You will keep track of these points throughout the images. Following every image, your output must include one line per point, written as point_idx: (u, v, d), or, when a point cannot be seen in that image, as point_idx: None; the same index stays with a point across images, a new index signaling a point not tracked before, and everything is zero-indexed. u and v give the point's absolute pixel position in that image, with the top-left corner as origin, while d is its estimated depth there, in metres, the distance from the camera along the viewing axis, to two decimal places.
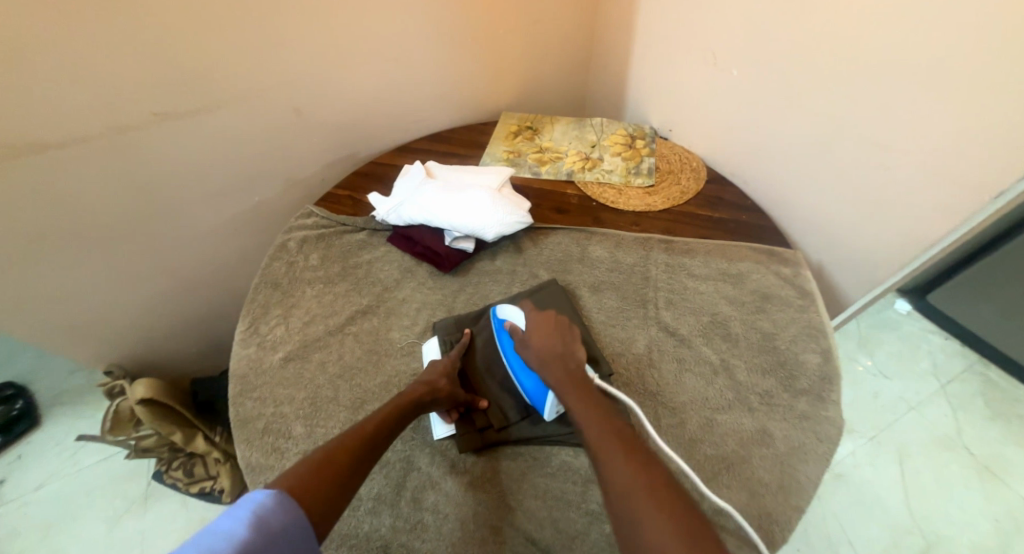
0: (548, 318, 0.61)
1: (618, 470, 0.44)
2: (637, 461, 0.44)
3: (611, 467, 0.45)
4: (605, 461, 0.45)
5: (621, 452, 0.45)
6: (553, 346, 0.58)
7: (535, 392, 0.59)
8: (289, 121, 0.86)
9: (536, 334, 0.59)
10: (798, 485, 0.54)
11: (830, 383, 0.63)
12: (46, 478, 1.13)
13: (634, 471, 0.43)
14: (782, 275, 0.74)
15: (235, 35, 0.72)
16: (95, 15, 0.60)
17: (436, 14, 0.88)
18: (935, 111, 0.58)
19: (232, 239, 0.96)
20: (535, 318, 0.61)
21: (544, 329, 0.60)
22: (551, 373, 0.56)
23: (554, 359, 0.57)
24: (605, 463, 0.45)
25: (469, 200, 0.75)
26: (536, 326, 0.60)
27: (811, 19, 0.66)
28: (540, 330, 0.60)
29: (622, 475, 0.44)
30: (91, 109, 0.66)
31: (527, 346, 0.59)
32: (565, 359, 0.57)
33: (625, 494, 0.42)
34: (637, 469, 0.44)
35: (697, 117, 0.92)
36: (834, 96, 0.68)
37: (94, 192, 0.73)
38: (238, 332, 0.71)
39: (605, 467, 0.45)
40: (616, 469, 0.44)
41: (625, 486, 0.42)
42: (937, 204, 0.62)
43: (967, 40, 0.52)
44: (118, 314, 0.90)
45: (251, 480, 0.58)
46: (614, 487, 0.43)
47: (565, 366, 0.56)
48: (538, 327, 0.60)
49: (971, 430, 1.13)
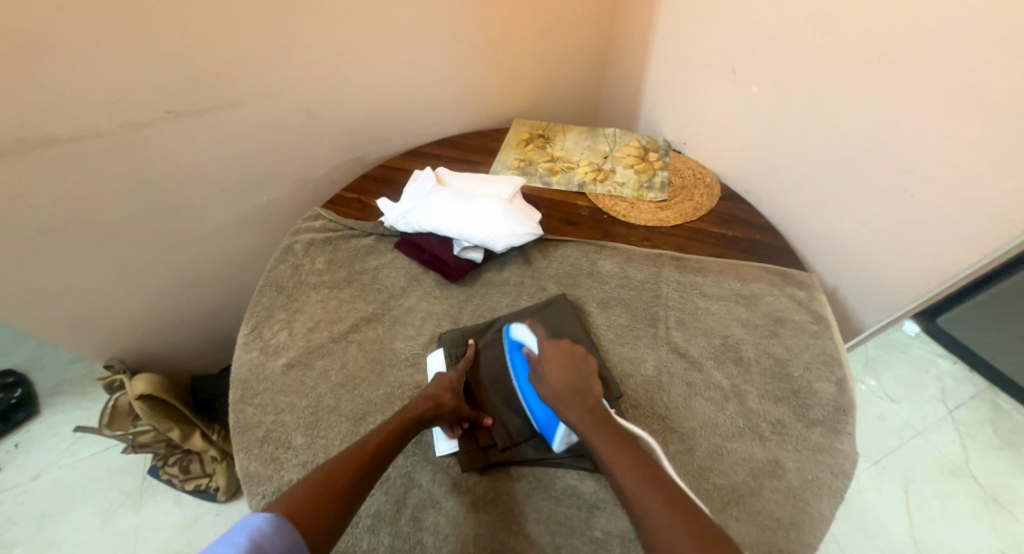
0: (561, 349, 0.60)
1: (660, 518, 0.42)
2: (678, 509, 0.43)
3: (651, 514, 0.43)
4: (644, 507, 0.43)
5: (662, 500, 0.43)
6: (571, 380, 0.56)
7: (545, 420, 0.58)
8: (300, 121, 0.85)
9: (550, 366, 0.58)
10: (810, 522, 0.53)
11: (845, 414, 0.61)
12: (41, 469, 1.12)
13: (678, 522, 0.41)
14: (795, 298, 0.73)
15: (249, 35, 0.71)
16: (108, 10, 0.59)
17: (452, 18, 0.86)
18: (961, 141, 0.56)
19: (238, 237, 0.95)
20: (551, 349, 0.59)
21: (560, 362, 0.58)
22: (568, 408, 0.54)
23: (572, 391, 0.55)
24: (645, 511, 0.43)
25: (480, 211, 0.74)
26: (551, 356, 0.59)
27: (835, 37, 0.65)
28: (557, 363, 0.58)
29: (665, 525, 0.42)
30: (101, 106, 0.66)
31: (541, 380, 0.57)
32: (583, 393, 0.55)
33: (674, 552, 0.40)
34: (680, 518, 0.42)
35: (712, 132, 0.91)
36: (855, 118, 0.66)
37: (103, 187, 0.73)
38: (241, 335, 0.70)
39: (646, 515, 0.43)
40: (660, 519, 0.42)
41: (669, 536, 0.41)
42: (961, 236, 0.61)
43: (998, 68, 0.51)
44: (120, 309, 0.89)
45: (248, 490, 0.56)
46: (659, 540, 0.41)
47: (584, 401, 0.54)
48: (553, 359, 0.58)
49: (977, 458, 1.11)
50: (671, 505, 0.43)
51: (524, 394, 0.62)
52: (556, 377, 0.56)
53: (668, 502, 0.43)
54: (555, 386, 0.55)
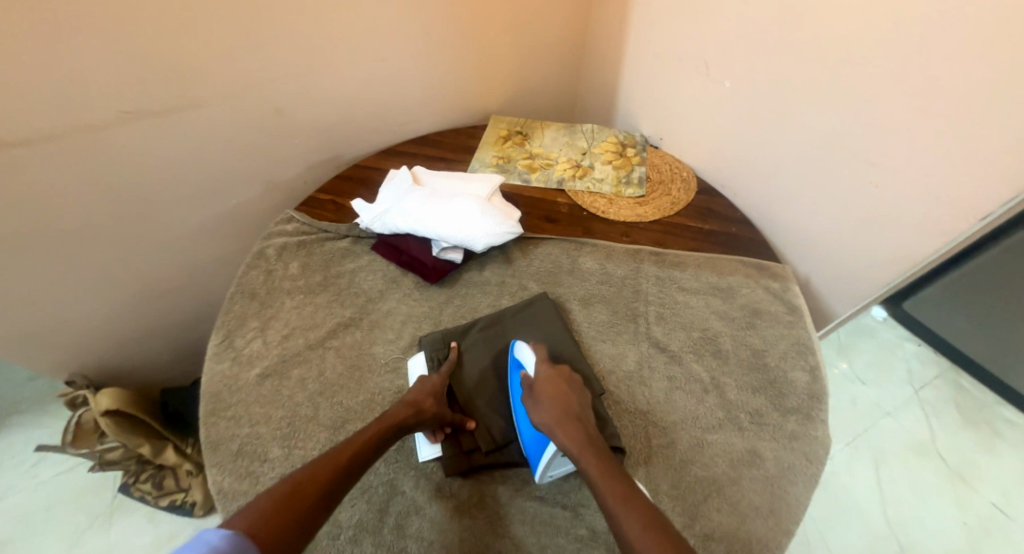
0: (559, 376, 0.59)
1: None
2: (676, 548, 0.41)
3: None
4: (642, 546, 0.41)
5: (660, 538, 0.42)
6: (567, 408, 0.55)
7: (533, 445, 0.56)
8: (269, 121, 0.82)
9: (546, 389, 0.57)
10: (788, 508, 0.54)
11: (819, 402, 0.63)
12: (1, 491, 1.06)
13: None
14: (771, 290, 0.74)
15: (212, 31, 0.68)
16: (57, 4, 0.55)
17: (425, 13, 0.85)
18: (926, 132, 0.58)
19: (207, 242, 0.91)
20: (547, 373, 0.59)
21: (555, 389, 0.57)
22: (562, 432, 0.52)
23: (566, 418, 0.54)
24: (643, 550, 0.41)
25: (458, 211, 0.73)
26: (547, 381, 0.58)
27: (805, 30, 0.66)
28: (553, 391, 0.57)
29: None
30: (53, 108, 0.62)
31: (536, 402, 0.56)
32: (578, 420, 0.54)
33: None
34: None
35: (687, 126, 0.92)
36: (826, 111, 0.68)
37: (57, 194, 0.69)
38: (212, 346, 0.67)
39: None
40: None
41: None
42: (927, 225, 0.63)
43: (962, 60, 0.52)
44: (82, 321, 0.85)
45: (222, 507, 0.54)
46: None
47: (580, 429, 0.53)
48: (551, 383, 0.57)
49: (942, 435, 1.16)
50: (671, 544, 0.41)
51: (516, 415, 0.60)
52: (552, 402, 0.55)
53: (667, 542, 0.41)
54: (549, 409, 0.54)
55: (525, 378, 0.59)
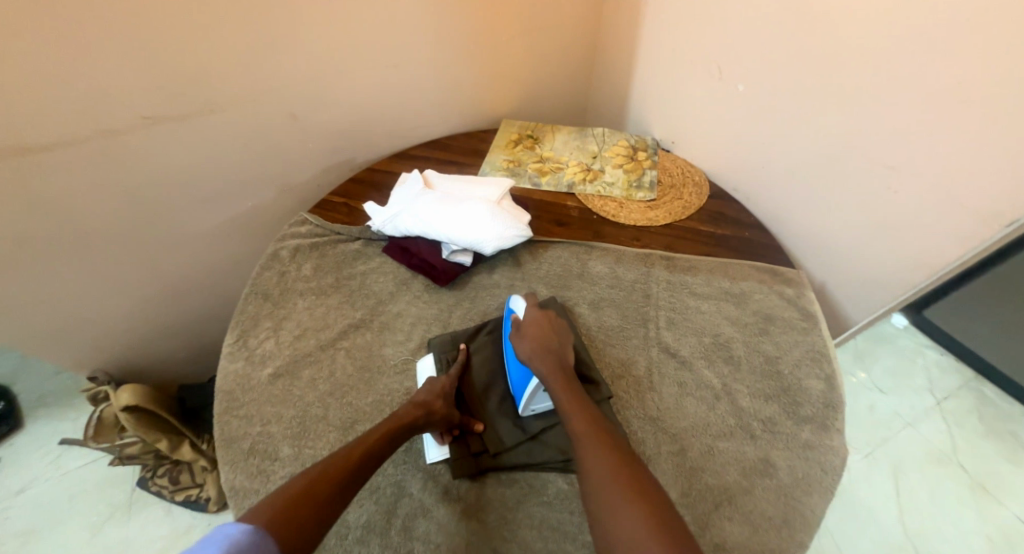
0: (545, 316, 0.64)
1: (597, 456, 0.46)
2: (615, 451, 0.47)
3: (590, 452, 0.47)
4: (586, 446, 0.48)
5: (604, 442, 0.48)
6: (546, 343, 0.60)
7: (518, 380, 0.62)
8: (284, 126, 0.84)
9: (531, 325, 0.62)
10: (802, 520, 0.53)
11: (835, 411, 0.61)
12: (25, 483, 1.09)
13: (614, 459, 0.46)
14: (785, 296, 0.73)
15: (229, 38, 0.69)
16: (82, 13, 0.57)
17: (437, 19, 0.85)
18: (946, 136, 0.56)
19: (223, 243, 0.93)
20: (535, 316, 0.64)
21: (540, 327, 0.62)
22: (539, 360, 0.58)
23: (545, 348, 0.60)
24: (586, 449, 0.48)
25: (468, 213, 0.73)
26: (533, 318, 0.63)
27: (820, 32, 0.65)
28: (536, 328, 0.62)
29: (600, 461, 0.46)
30: (77, 113, 0.64)
31: (521, 336, 0.62)
32: (555, 352, 0.59)
33: (602, 481, 0.44)
34: (615, 458, 0.46)
35: (700, 130, 0.91)
36: (841, 114, 0.66)
37: (81, 196, 0.71)
38: (226, 345, 0.69)
39: (585, 452, 0.47)
40: (597, 454, 0.47)
41: (601, 470, 0.45)
42: (948, 231, 0.61)
43: (983, 63, 0.51)
44: (103, 319, 0.87)
45: (234, 504, 0.55)
46: (591, 471, 0.45)
47: (556, 361, 0.58)
48: (536, 321, 0.63)
49: (965, 446, 1.13)
50: (611, 447, 0.47)
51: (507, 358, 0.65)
52: (535, 334, 0.61)
53: (609, 446, 0.47)
54: (531, 341, 0.60)
55: (515, 321, 0.64)
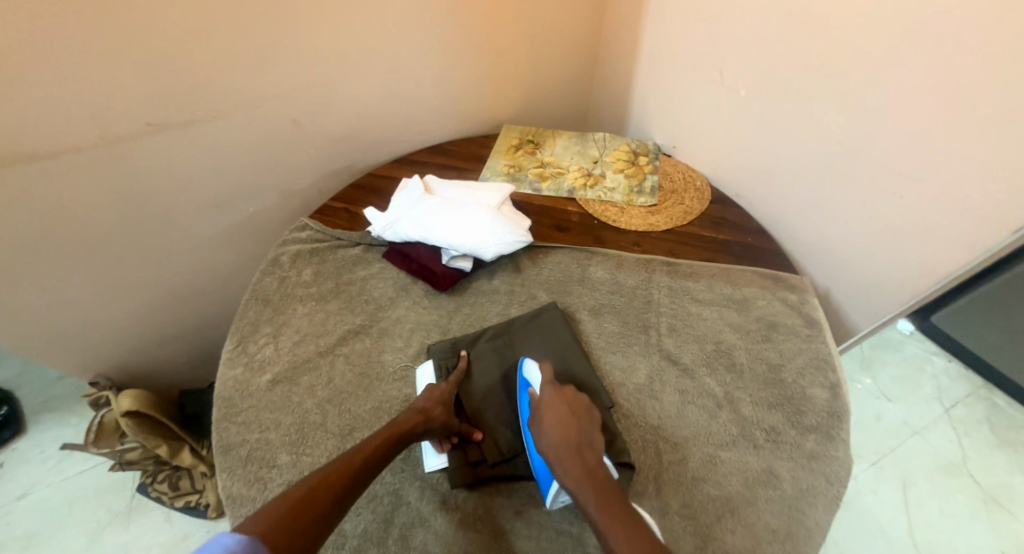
0: (565, 396, 0.56)
1: None
2: None
3: None
4: None
5: None
6: (569, 433, 0.52)
7: (543, 471, 0.54)
8: (286, 132, 0.84)
9: (550, 415, 0.54)
10: (807, 532, 0.52)
11: (839, 420, 0.61)
12: (27, 488, 1.09)
13: None
14: (788, 302, 0.72)
15: (231, 45, 0.70)
16: (88, 24, 0.58)
17: (438, 24, 0.86)
18: (953, 140, 0.55)
19: (225, 249, 0.94)
20: (552, 397, 0.55)
21: (560, 414, 0.54)
22: (568, 468, 0.49)
23: (571, 449, 0.51)
24: None
25: (468, 220, 0.73)
26: (552, 405, 0.54)
27: (823, 37, 0.64)
28: (555, 413, 0.54)
29: None
30: (80, 120, 0.64)
31: (540, 430, 0.53)
32: (583, 451, 0.51)
33: None
34: None
35: (701, 136, 0.91)
36: (846, 119, 0.66)
37: (85, 202, 0.71)
38: (225, 351, 0.68)
39: None
40: None
41: None
42: (952, 238, 0.60)
43: (989, 66, 0.50)
44: (105, 325, 0.88)
45: (230, 512, 0.55)
46: None
47: (582, 460, 0.50)
48: (555, 407, 0.54)
49: (975, 456, 1.11)
50: None
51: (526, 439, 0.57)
52: (556, 430, 0.52)
53: None
54: (553, 441, 0.51)
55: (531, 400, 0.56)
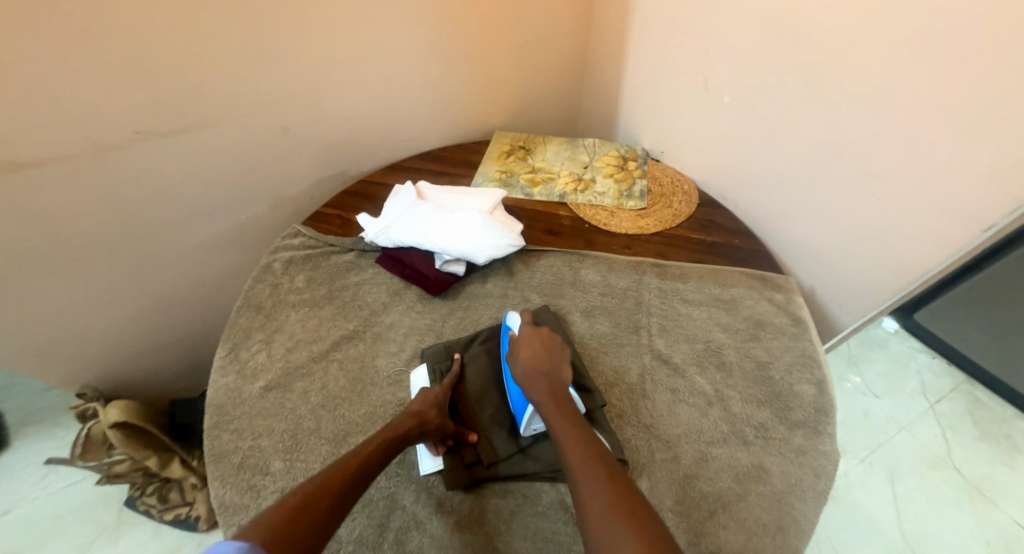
0: (540, 334, 0.62)
1: (595, 492, 0.43)
2: (616, 484, 0.44)
3: (588, 489, 0.44)
4: (583, 482, 0.45)
5: (603, 476, 0.45)
6: (539, 362, 0.58)
7: (518, 402, 0.60)
8: (278, 139, 0.84)
9: (524, 347, 0.60)
10: (797, 526, 0.53)
11: (825, 415, 0.62)
12: (11, 504, 1.07)
13: (611, 494, 0.43)
14: (775, 301, 0.74)
15: (222, 53, 0.70)
16: (76, 31, 0.58)
17: (428, 32, 0.87)
18: (928, 142, 0.58)
19: (217, 256, 0.93)
20: (528, 333, 0.62)
21: (533, 346, 0.60)
22: (533, 387, 0.56)
23: (538, 373, 0.57)
24: (584, 485, 0.45)
25: (460, 224, 0.74)
26: (527, 339, 0.61)
27: (802, 44, 0.67)
28: (530, 347, 0.60)
29: (596, 495, 0.43)
30: (70, 129, 0.64)
31: (515, 359, 0.59)
32: (550, 376, 0.57)
33: (599, 521, 0.41)
34: (614, 491, 0.43)
35: (688, 140, 0.93)
36: (825, 123, 0.68)
37: (72, 211, 0.71)
38: (217, 359, 0.68)
39: (583, 489, 0.44)
40: (594, 490, 0.44)
41: (598, 506, 0.42)
42: (930, 236, 0.62)
43: (959, 71, 0.52)
44: (93, 335, 0.87)
45: (223, 520, 0.55)
46: (587, 508, 0.43)
47: (550, 383, 0.56)
48: (529, 340, 0.61)
49: (960, 450, 1.13)
50: (610, 482, 0.44)
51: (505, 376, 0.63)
52: (528, 358, 0.59)
53: (608, 479, 0.44)
54: (524, 365, 0.58)
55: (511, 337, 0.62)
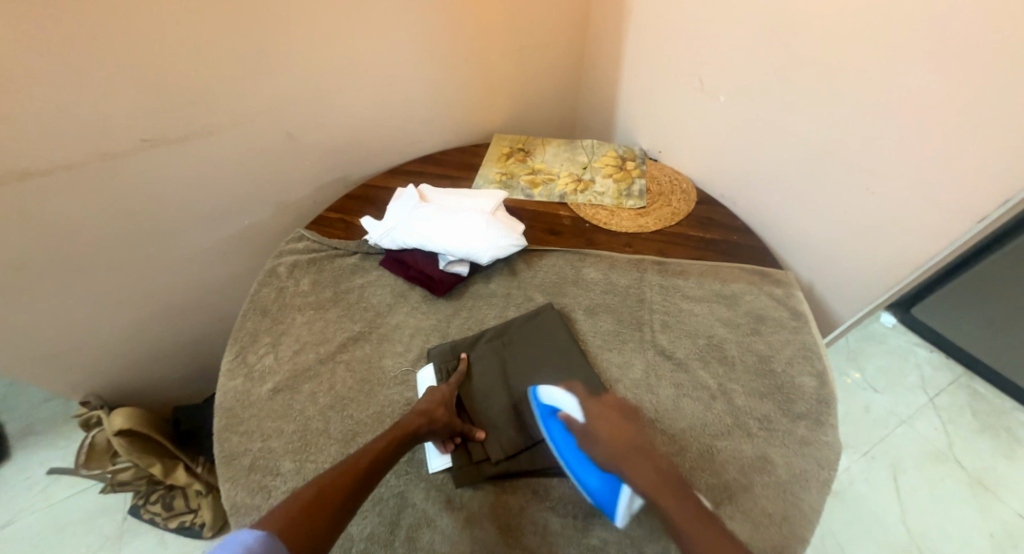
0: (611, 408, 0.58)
1: None
2: None
3: None
4: None
5: None
6: (630, 440, 0.55)
7: (602, 489, 0.54)
8: (281, 145, 0.85)
9: (605, 426, 0.56)
10: (802, 515, 0.54)
11: (827, 406, 0.63)
12: (15, 515, 1.07)
13: None
14: (774, 296, 0.75)
15: (226, 61, 0.71)
16: (83, 41, 0.59)
17: (428, 38, 0.88)
18: (920, 137, 0.59)
19: (220, 262, 0.94)
20: (602, 408, 0.58)
21: (610, 422, 0.56)
22: (638, 473, 0.51)
23: (635, 454, 0.53)
24: None
25: (464, 226, 0.75)
26: (603, 415, 0.57)
27: (796, 44, 0.68)
28: (611, 424, 0.56)
29: None
30: (77, 137, 0.65)
31: (598, 441, 0.54)
32: (650, 457, 0.53)
33: None
34: None
35: (685, 140, 0.94)
36: (820, 121, 0.70)
37: (77, 218, 0.71)
38: (225, 362, 0.69)
39: None
40: None
41: None
42: (924, 229, 0.64)
43: (948, 67, 0.54)
44: (98, 342, 0.87)
45: (235, 521, 0.55)
46: None
47: (651, 462, 0.52)
48: (605, 417, 0.57)
49: (960, 443, 1.14)
50: None
51: (569, 463, 0.56)
52: (616, 438, 0.55)
53: None
54: (616, 447, 0.54)
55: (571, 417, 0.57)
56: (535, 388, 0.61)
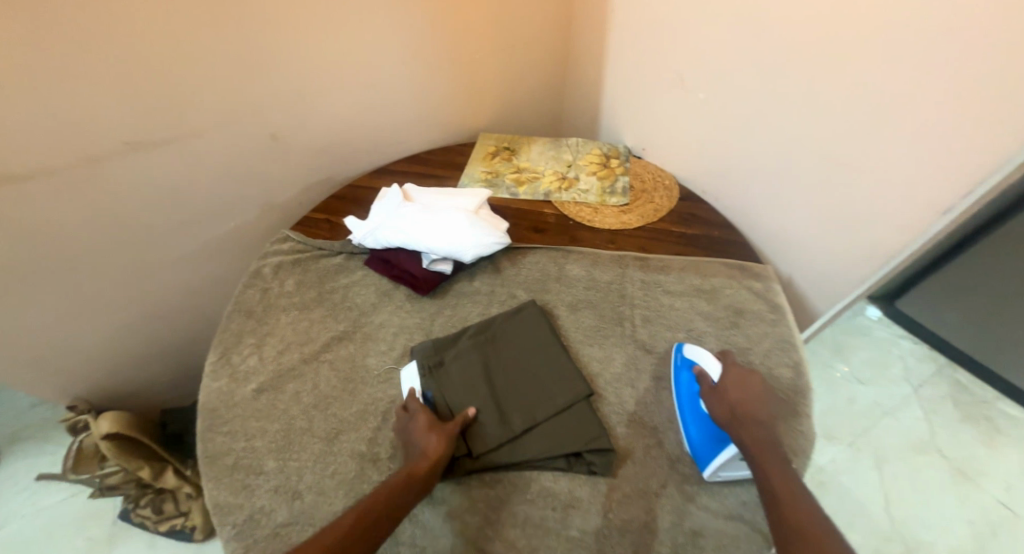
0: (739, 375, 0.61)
1: None
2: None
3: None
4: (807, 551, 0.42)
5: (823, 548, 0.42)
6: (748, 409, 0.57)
7: (702, 444, 0.58)
8: (265, 147, 0.86)
9: (718, 387, 0.59)
10: None
11: (803, 396, 0.64)
12: (2, 521, 1.06)
13: None
14: (754, 290, 0.76)
15: (208, 66, 0.72)
16: (61, 45, 0.59)
17: (411, 39, 0.89)
18: (888, 133, 0.60)
19: (206, 264, 0.94)
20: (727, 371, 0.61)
21: (728, 388, 0.59)
22: (741, 434, 0.55)
23: (749, 421, 0.56)
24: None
25: (447, 224, 0.75)
26: (734, 380, 0.60)
27: (771, 41, 0.69)
28: (725, 388, 0.59)
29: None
30: (58, 142, 0.65)
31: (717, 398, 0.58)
32: (763, 428, 0.55)
33: None
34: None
35: (667, 137, 0.95)
36: (794, 116, 0.71)
37: (60, 222, 0.71)
38: (209, 363, 0.69)
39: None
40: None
41: None
42: (895, 223, 0.65)
43: (912, 64, 0.55)
44: (84, 348, 0.87)
45: (218, 521, 0.55)
46: None
47: (758, 429, 0.55)
48: (727, 381, 0.60)
49: (943, 432, 1.18)
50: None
51: (683, 413, 0.61)
52: (732, 403, 0.58)
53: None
54: (728, 410, 0.57)
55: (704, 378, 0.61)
56: (680, 344, 0.68)
